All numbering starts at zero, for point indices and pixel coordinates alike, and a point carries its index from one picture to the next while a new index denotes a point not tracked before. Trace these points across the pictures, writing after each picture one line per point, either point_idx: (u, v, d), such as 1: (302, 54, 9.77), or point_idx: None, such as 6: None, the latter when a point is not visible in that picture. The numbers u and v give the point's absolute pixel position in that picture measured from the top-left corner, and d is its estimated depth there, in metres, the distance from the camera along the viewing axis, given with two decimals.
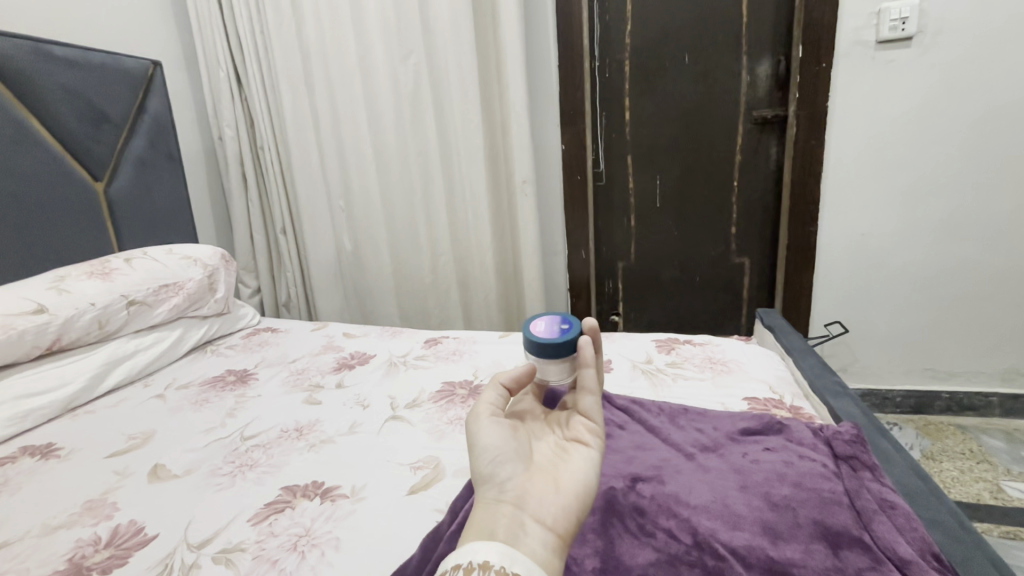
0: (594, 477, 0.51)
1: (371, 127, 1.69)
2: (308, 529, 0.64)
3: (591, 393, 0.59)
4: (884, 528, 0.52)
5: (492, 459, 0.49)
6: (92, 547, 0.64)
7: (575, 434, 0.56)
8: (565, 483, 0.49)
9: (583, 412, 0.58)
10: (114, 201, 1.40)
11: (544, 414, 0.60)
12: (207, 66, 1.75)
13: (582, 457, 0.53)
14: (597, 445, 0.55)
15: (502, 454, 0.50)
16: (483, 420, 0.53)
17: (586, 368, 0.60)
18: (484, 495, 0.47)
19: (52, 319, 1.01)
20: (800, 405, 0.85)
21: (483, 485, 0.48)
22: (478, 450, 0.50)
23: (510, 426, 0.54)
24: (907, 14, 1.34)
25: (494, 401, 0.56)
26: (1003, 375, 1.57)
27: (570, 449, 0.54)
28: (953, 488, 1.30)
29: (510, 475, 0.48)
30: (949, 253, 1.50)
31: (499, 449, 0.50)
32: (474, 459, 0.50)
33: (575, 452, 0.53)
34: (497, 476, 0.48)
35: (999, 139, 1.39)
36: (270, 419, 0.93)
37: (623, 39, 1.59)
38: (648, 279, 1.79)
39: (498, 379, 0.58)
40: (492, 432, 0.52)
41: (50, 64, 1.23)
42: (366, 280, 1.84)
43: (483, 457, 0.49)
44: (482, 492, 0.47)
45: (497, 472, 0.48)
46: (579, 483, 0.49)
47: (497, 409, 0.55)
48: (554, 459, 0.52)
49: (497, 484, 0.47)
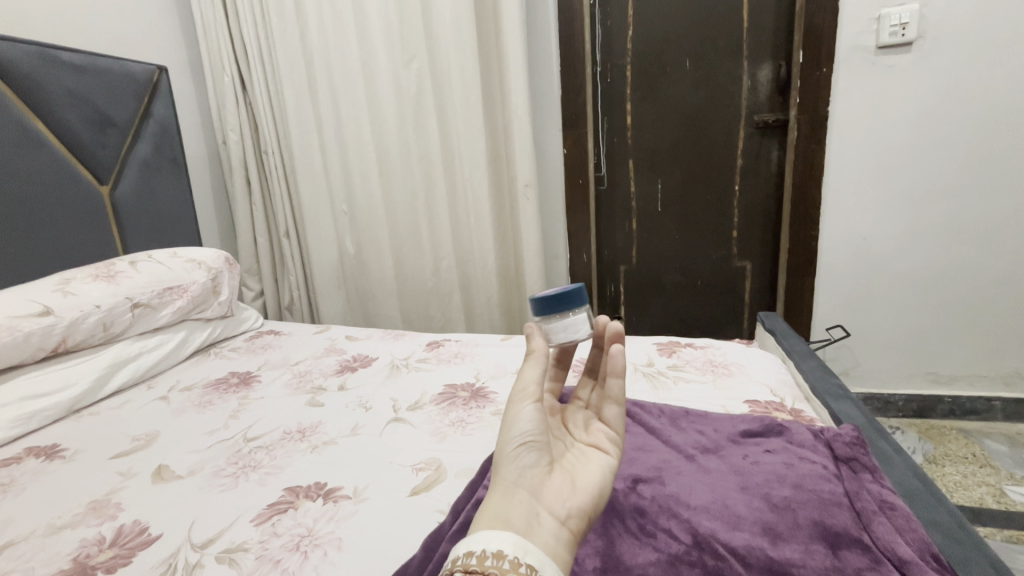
0: (608, 481, 0.51)
1: (374, 131, 1.71)
2: (310, 529, 0.65)
3: (618, 404, 0.59)
4: (883, 529, 0.52)
5: (521, 442, 0.50)
6: (97, 547, 0.65)
7: (595, 440, 0.56)
8: (581, 483, 0.49)
9: (605, 420, 0.58)
10: (119, 205, 1.41)
11: (563, 410, 0.61)
12: (212, 73, 1.77)
13: (600, 462, 0.53)
14: (615, 454, 0.55)
15: (531, 439, 0.50)
16: (522, 399, 0.53)
17: (614, 377, 0.59)
18: (505, 477, 0.47)
19: (58, 321, 1.02)
20: (801, 408, 0.84)
21: (505, 466, 0.48)
22: (510, 431, 0.50)
23: (544, 413, 0.54)
24: (906, 19, 1.35)
25: (536, 381, 0.55)
26: (1005, 379, 1.57)
27: (589, 452, 0.54)
28: (955, 492, 1.30)
29: (532, 462, 0.49)
30: (950, 257, 1.51)
31: (530, 434, 0.50)
32: (502, 436, 0.51)
33: (593, 456, 0.54)
34: (521, 460, 0.49)
35: (999, 143, 1.40)
36: (272, 421, 0.94)
37: (624, 44, 1.60)
38: (649, 283, 1.80)
39: (538, 354, 0.56)
40: (528, 417, 0.52)
41: (59, 71, 1.25)
42: (369, 284, 1.85)
43: (513, 439, 0.50)
44: (502, 472, 0.47)
45: (522, 457, 0.49)
46: (594, 485, 0.50)
47: (538, 390, 0.54)
48: (572, 458, 0.53)
49: (518, 468, 0.48)
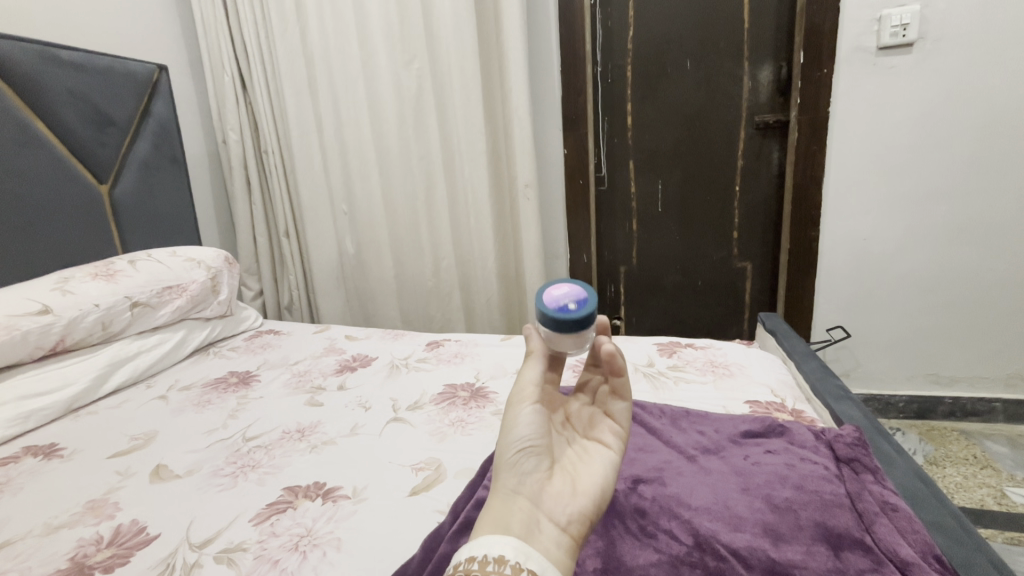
0: (611, 480, 0.51)
1: (374, 130, 1.70)
2: (309, 529, 0.64)
3: (624, 398, 0.57)
4: (886, 531, 0.52)
5: (520, 447, 0.49)
6: (94, 547, 0.64)
7: (598, 437, 0.55)
8: (583, 484, 0.49)
9: (609, 415, 0.58)
10: (119, 204, 1.41)
11: (568, 407, 0.61)
12: (212, 72, 1.76)
13: (602, 459, 0.52)
14: (618, 449, 0.54)
15: (531, 443, 0.50)
16: (521, 403, 0.52)
17: (619, 377, 0.57)
18: (505, 483, 0.47)
19: (56, 320, 1.01)
20: (801, 408, 0.84)
21: (505, 472, 0.48)
22: (509, 436, 0.50)
23: (544, 415, 0.53)
24: (907, 20, 1.35)
25: (534, 383, 0.54)
26: (1006, 380, 1.57)
27: (591, 450, 0.54)
28: (956, 494, 1.29)
29: (532, 467, 0.48)
30: (951, 259, 1.50)
31: (530, 439, 0.50)
32: (502, 442, 0.50)
33: (596, 453, 0.53)
34: (520, 465, 0.48)
35: (999, 143, 1.39)
36: (271, 420, 0.93)
37: (624, 45, 1.60)
38: (649, 283, 1.80)
39: (535, 355, 0.56)
40: (527, 420, 0.51)
41: (58, 69, 1.25)
42: (369, 284, 1.85)
43: (512, 444, 0.49)
44: (502, 478, 0.47)
45: (521, 462, 0.48)
46: (596, 485, 0.49)
47: (537, 393, 0.54)
48: (574, 458, 0.53)
49: (518, 474, 0.48)
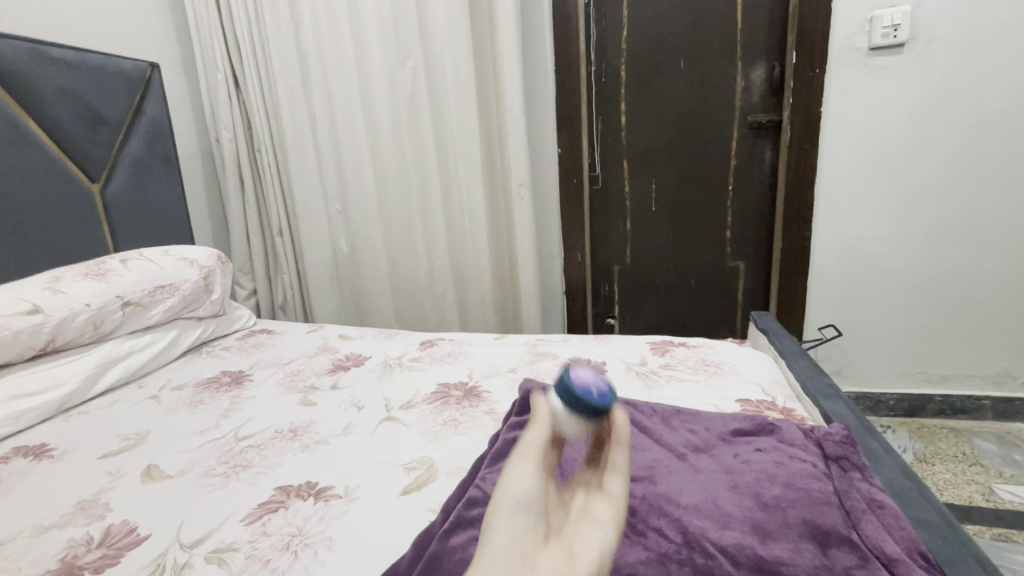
0: (612, 558, 0.42)
1: (368, 129, 1.70)
2: (301, 529, 0.65)
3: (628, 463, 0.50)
4: (872, 527, 0.53)
5: (515, 510, 0.41)
6: (84, 547, 0.64)
7: (598, 505, 0.46)
8: (582, 561, 0.40)
9: (613, 481, 0.49)
10: (111, 203, 1.40)
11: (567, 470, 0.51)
12: (205, 70, 1.75)
13: (605, 532, 0.43)
14: (620, 522, 0.46)
15: (527, 506, 0.41)
16: (522, 458, 0.43)
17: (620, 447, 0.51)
18: (490, 552, 0.38)
19: (47, 320, 1.01)
20: (792, 406, 0.85)
21: (492, 538, 0.39)
22: (504, 496, 0.41)
23: (547, 473, 0.44)
24: (898, 21, 1.36)
25: (542, 438, 0.45)
26: (995, 378, 1.58)
27: (592, 520, 0.45)
28: (946, 491, 1.31)
29: (524, 536, 0.40)
30: (941, 259, 1.52)
31: (526, 500, 0.41)
32: (498, 495, 0.43)
33: (599, 526, 0.44)
34: (511, 532, 0.39)
35: (989, 144, 1.41)
36: (264, 420, 0.93)
37: (619, 45, 1.60)
38: (643, 282, 1.80)
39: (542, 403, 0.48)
40: (526, 477, 0.42)
41: (49, 66, 1.24)
42: (363, 283, 1.84)
43: (506, 505, 0.41)
44: (488, 547, 0.39)
45: (513, 527, 0.40)
46: (596, 567, 0.40)
47: (543, 447, 0.45)
48: (571, 528, 0.44)
49: (508, 541, 0.39)
